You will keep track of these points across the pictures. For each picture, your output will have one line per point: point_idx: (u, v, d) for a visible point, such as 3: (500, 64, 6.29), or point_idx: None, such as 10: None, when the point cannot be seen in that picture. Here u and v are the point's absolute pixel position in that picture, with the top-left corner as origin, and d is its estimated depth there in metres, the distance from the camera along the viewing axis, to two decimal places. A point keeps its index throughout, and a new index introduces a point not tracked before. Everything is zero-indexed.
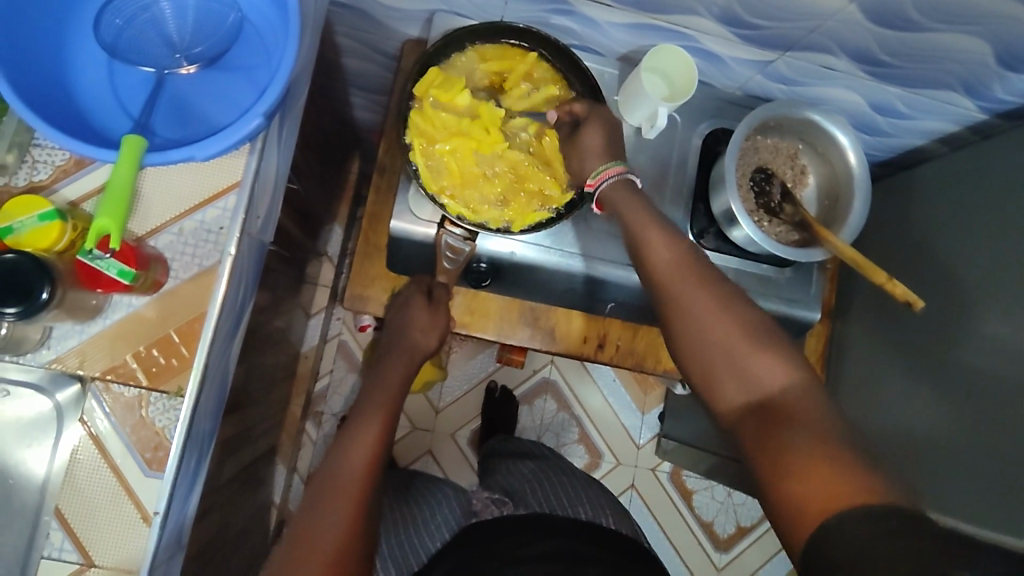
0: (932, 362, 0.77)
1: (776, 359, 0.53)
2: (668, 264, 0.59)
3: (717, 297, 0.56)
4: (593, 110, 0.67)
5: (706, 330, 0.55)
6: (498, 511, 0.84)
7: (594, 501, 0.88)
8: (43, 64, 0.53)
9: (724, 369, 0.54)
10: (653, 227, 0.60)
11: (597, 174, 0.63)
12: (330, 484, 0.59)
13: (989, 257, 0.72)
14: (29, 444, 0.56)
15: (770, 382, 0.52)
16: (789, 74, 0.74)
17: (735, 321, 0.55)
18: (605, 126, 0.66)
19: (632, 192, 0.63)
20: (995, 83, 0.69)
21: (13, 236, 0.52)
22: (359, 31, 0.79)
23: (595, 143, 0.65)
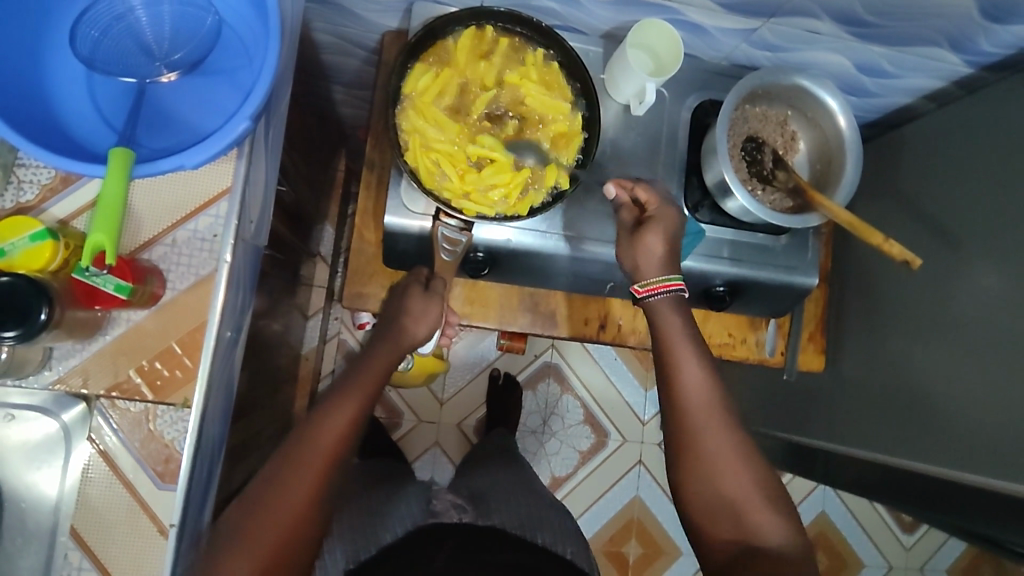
0: (930, 320, 0.77)
1: (777, 517, 0.60)
2: (699, 403, 0.63)
3: (733, 445, 0.61)
4: (662, 210, 0.67)
5: (721, 477, 0.61)
6: (457, 517, 0.86)
7: (556, 529, 0.88)
8: (21, 82, 0.52)
9: (727, 513, 0.60)
10: (694, 361, 0.64)
11: (649, 285, 0.65)
12: (299, 452, 0.57)
13: (982, 212, 0.72)
14: (39, 466, 0.57)
15: (767, 536, 0.59)
16: (775, 40, 0.74)
17: (748, 478, 0.61)
18: (667, 230, 0.66)
19: (682, 313, 0.65)
20: (981, 36, 0.69)
21: (5, 259, 0.51)
22: (338, 26, 0.78)
23: (656, 248, 0.65)
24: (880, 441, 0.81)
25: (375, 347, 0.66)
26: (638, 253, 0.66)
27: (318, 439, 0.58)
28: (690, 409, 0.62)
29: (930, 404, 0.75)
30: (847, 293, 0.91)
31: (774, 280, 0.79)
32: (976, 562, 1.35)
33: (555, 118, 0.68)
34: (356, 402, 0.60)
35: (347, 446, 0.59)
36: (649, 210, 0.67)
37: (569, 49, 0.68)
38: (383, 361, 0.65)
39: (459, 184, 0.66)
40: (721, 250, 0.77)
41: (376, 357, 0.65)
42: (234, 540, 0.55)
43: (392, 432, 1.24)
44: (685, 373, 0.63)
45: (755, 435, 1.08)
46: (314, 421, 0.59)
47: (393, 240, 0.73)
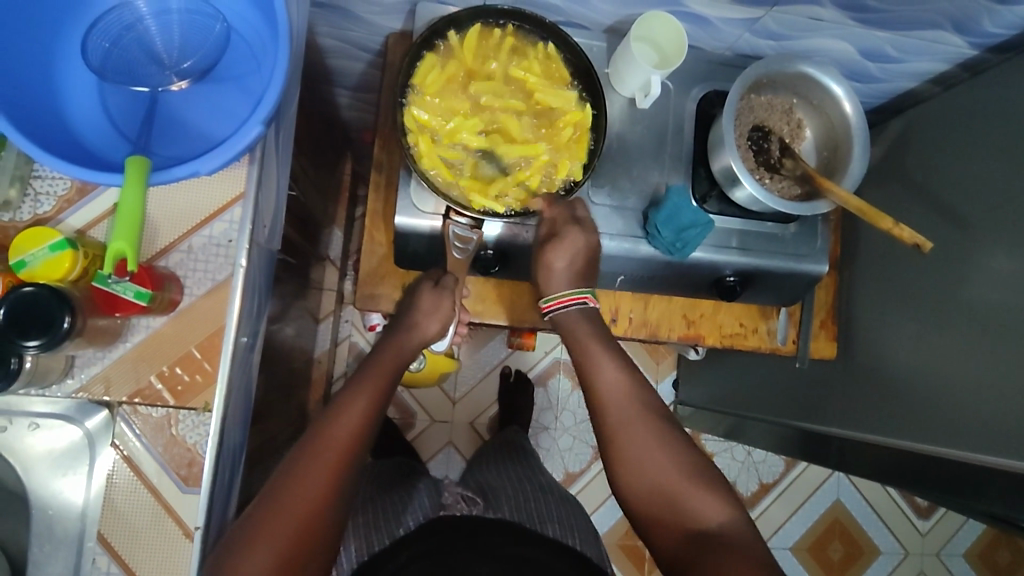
0: (941, 303, 0.77)
1: (712, 498, 0.60)
2: (618, 403, 0.65)
3: (659, 438, 0.63)
4: (568, 228, 0.69)
5: (650, 470, 0.62)
6: (466, 509, 0.87)
7: (564, 521, 0.89)
8: (37, 95, 0.52)
9: (660, 505, 0.61)
10: (608, 362, 0.67)
11: (552, 300, 0.69)
12: (315, 446, 0.58)
13: (990, 194, 0.72)
14: (65, 473, 0.57)
15: (705, 517, 0.60)
16: (778, 29, 0.74)
17: (678, 463, 0.62)
18: (572, 250, 0.68)
19: (587, 321, 0.69)
20: (985, 18, 0.69)
21: (27, 269, 0.52)
22: (342, 29, 0.78)
23: (558, 265, 0.69)
24: (898, 426, 0.81)
25: (381, 349, 0.69)
26: (547, 271, 0.69)
27: (333, 432, 0.59)
28: (613, 412, 0.65)
29: (944, 387, 0.75)
30: (858, 280, 0.90)
31: (784, 268, 0.79)
32: (993, 545, 1.35)
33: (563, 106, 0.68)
34: (367, 398, 0.62)
35: (364, 438, 0.60)
36: (557, 227, 0.69)
37: (567, 41, 0.69)
38: (391, 362, 0.67)
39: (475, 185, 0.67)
40: (729, 240, 0.77)
41: (382, 359, 0.67)
42: (253, 534, 0.54)
43: (406, 432, 1.24)
44: (604, 377, 0.66)
45: (769, 425, 1.08)
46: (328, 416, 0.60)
47: (404, 240, 0.73)
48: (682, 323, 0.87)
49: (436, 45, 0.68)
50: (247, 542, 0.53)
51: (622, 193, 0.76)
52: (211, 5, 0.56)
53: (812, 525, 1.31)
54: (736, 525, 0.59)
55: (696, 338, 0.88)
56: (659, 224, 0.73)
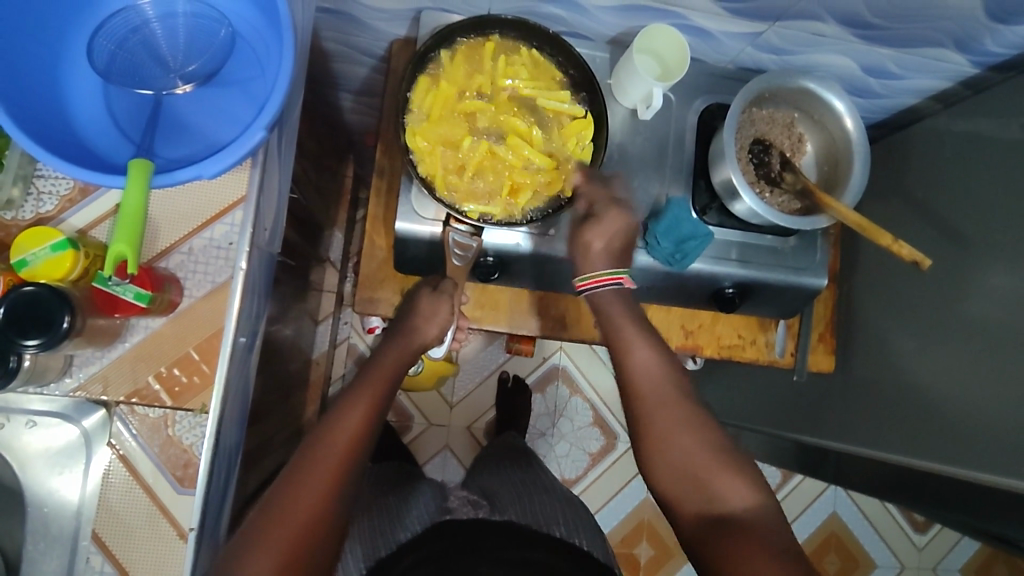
0: (940, 319, 0.77)
1: (740, 481, 0.59)
2: (649, 382, 0.65)
3: (688, 419, 0.63)
4: (606, 209, 0.69)
5: (676, 451, 0.61)
6: (472, 512, 0.88)
7: (571, 523, 0.89)
8: (43, 95, 0.53)
9: (685, 487, 0.61)
10: (641, 341, 0.67)
11: (589, 279, 0.68)
12: (318, 451, 0.58)
13: (990, 212, 0.72)
14: (61, 471, 0.58)
15: (730, 501, 0.59)
16: (780, 44, 0.75)
17: (706, 444, 0.61)
18: (611, 231, 0.69)
19: (623, 302, 0.69)
20: (986, 37, 0.70)
21: (28, 268, 0.52)
22: (347, 35, 0.79)
23: (595, 245, 0.69)
24: (892, 440, 0.81)
25: (382, 354, 0.70)
26: (582, 252, 0.70)
27: (334, 436, 0.59)
28: (642, 393, 0.65)
29: (942, 402, 0.75)
30: (857, 294, 0.91)
31: (783, 281, 0.79)
32: (989, 562, 1.34)
33: (564, 108, 0.69)
34: (367, 403, 0.63)
35: (365, 442, 0.61)
36: (594, 206, 0.69)
37: (570, 51, 0.69)
38: (389, 367, 0.68)
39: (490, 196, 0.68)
40: (728, 252, 0.77)
41: (383, 363, 0.68)
42: (256, 539, 0.53)
43: (403, 435, 1.25)
44: (635, 356, 0.66)
45: (766, 436, 1.08)
46: (329, 421, 0.61)
47: (405, 246, 0.74)
48: (680, 333, 0.88)
49: (436, 55, 0.68)
50: (251, 546, 0.53)
51: None
52: (216, 9, 0.57)
53: (809, 537, 1.31)
54: (762, 509, 0.58)
55: (694, 349, 0.88)
56: (658, 235, 0.74)
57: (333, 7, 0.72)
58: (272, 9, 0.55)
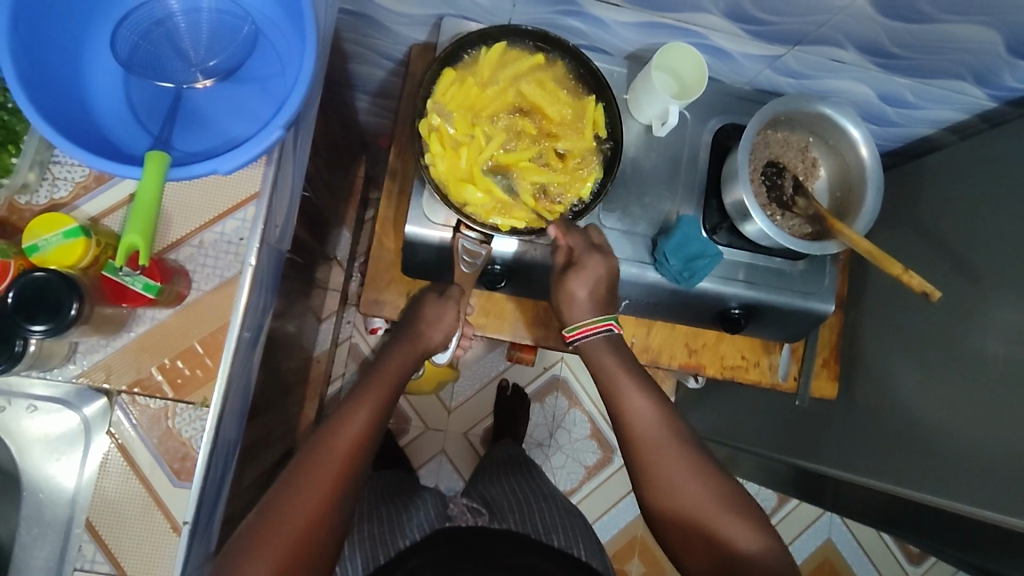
0: (946, 353, 0.77)
1: (740, 520, 0.64)
2: (650, 431, 0.68)
3: (690, 464, 0.66)
4: (588, 256, 0.69)
5: (683, 497, 0.65)
6: (472, 520, 0.88)
7: (570, 531, 0.89)
8: (65, 81, 0.53)
9: (690, 533, 0.65)
10: (636, 392, 0.69)
11: (576, 329, 0.71)
12: (314, 461, 0.60)
13: (998, 249, 0.72)
14: (59, 457, 0.58)
15: (736, 545, 0.63)
16: (799, 68, 0.75)
17: (704, 486, 0.65)
18: (594, 277, 0.69)
19: (614, 351, 0.71)
20: (1005, 72, 0.70)
21: (39, 255, 0.52)
22: (367, 37, 0.79)
23: (579, 294, 0.70)
24: (891, 471, 0.81)
25: (390, 356, 0.70)
26: (569, 300, 0.70)
27: (334, 440, 0.61)
28: (641, 440, 0.68)
29: (942, 436, 0.75)
30: (864, 322, 0.90)
31: (789, 305, 0.79)
32: None
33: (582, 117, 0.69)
34: (369, 411, 0.64)
35: (365, 447, 0.62)
36: (575, 255, 0.69)
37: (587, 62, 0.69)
38: (390, 373, 0.69)
39: (501, 203, 0.67)
40: (736, 272, 0.77)
41: (386, 368, 0.69)
42: (256, 541, 0.56)
43: (400, 438, 1.24)
44: (632, 407, 0.69)
45: (765, 459, 1.08)
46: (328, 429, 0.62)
47: (413, 250, 0.74)
48: (683, 351, 0.87)
49: (456, 64, 0.69)
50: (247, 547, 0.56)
51: (632, 219, 0.77)
52: (240, 7, 0.57)
53: (803, 562, 1.30)
54: (766, 547, 0.63)
55: (697, 367, 0.88)
56: (667, 253, 0.73)
57: (355, 8, 0.73)
58: (295, 8, 0.55)
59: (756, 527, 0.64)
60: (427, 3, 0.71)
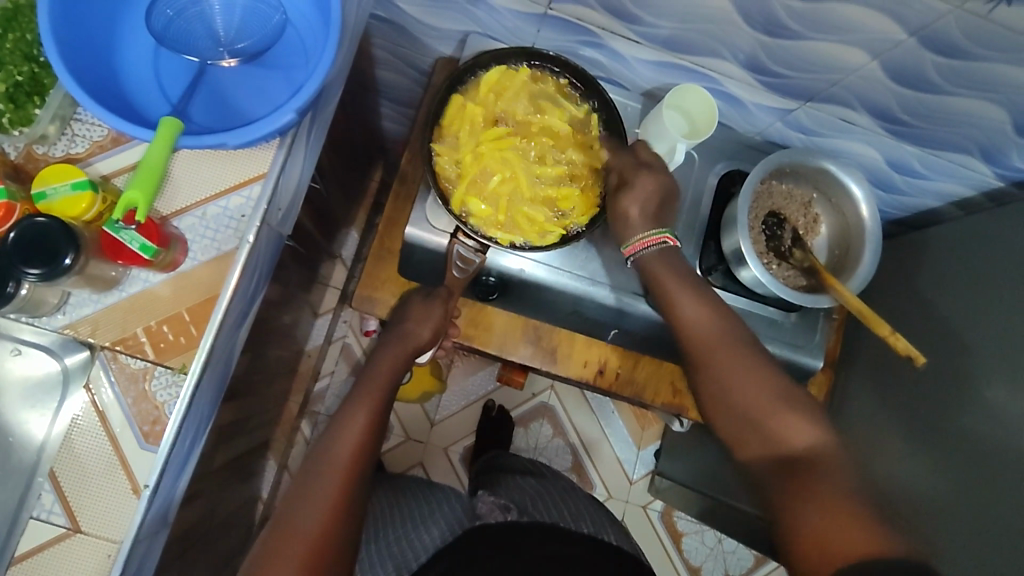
0: (935, 422, 0.76)
1: (797, 417, 0.58)
2: (702, 334, 0.64)
3: (742, 359, 0.62)
4: (637, 175, 0.67)
5: (735, 389, 0.61)
6: (501, 516, 0.81)
7: (598, 518, 0.86)
8: (97, 46, 0.56)
9: (741, 422, 0.60)
10: (689, 295, 0.66)
11: (632, 243, 0.67)
12: (319, 468, 0.59)
13: (994, 325, 0.72)
14: (33, 406, 0.58)
15: (786, 429, 0.58)
16: (810, 124, 0.77)
17: (766, 388, 0.60)
18: (644, 196, 0.67)
19: (668, 262, 0.67)
20: (1012, 151, 0.70)
21: (46, 202, 0.54)
22: (396, 45, 0.82)
23: (632, 212, 0.67)
24: None
25: (381, 354, 0.70)
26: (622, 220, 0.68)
27: (336, 449, 0.60)
28: (698, 338, 0.65)
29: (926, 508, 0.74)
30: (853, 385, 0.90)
31: (779, 355, 0.79)
32: None
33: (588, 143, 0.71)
34: (367, 409, 0.64)
35: (367, 452, 0.61)
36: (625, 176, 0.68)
37: (595, 85, 0.70)
38: (385, 377, 0.67)
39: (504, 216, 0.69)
40: None
41: (377, 372, 0.68)
42: (273, 551, 0.54)
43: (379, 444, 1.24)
44: (684, 311, 0.66)
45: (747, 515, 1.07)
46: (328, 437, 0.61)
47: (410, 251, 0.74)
48: (669, 390, 0.84)
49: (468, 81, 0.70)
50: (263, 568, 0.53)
51: None
52: None
53: None
54: (825, 443, 0.56)
55: (681, 408, 0.84)
56: None
57: (386, 16, 0.75)
58: (326, 5, 0.58)
59: (813, 417, 0.58)
60: (455, 19, 0.74)
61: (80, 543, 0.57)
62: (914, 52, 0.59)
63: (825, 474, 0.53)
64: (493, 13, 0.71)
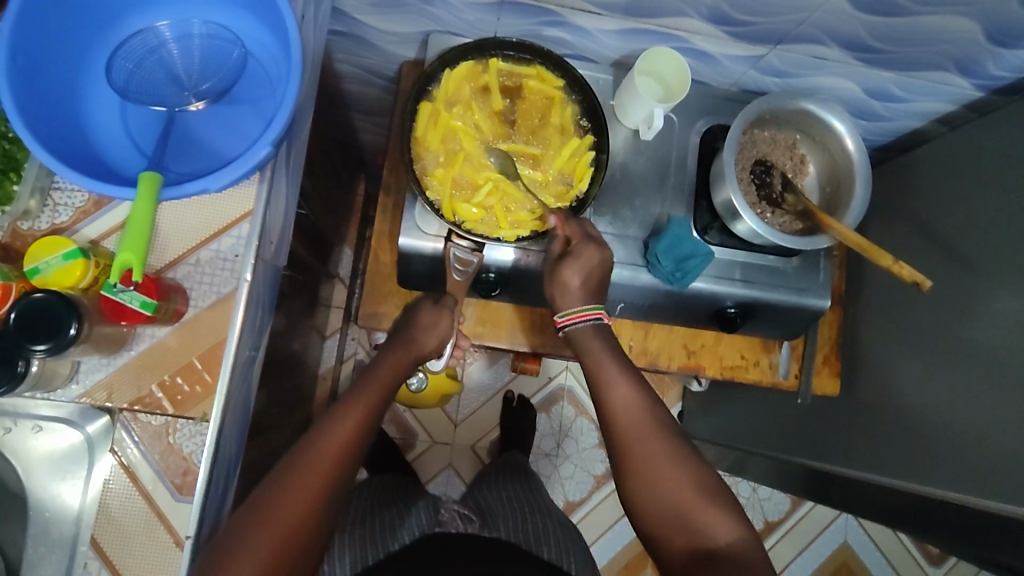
0: (948, 340, 0.77)
1: (723, 515, 0.57)
2: (629, 421, 0.62)
3: (672, 452, 0.60)
4: (583, 245, 0.66)
5: (662, 486, 0.59)
6: (462, 526, 0.85)
7: (562, 544, 0.85)
8: (62, 111, 0.55)
9: (667, 521, 0.59)
10: (619, 377, 0.64)
11: (567, 315, 0.66)
12: (300, 463, 0.58)
13: (994, 237, 0.72)
14: (64, 477, 0.59)
15: (714, 534, 0.57)
16: (783, 67, 0.76)
17: (695, 483, 0.59)
18: (588, 266, 0.66)
19: (603, 338, 0.66)
20: (988, 61, 0.70)
21: (40, 277, 0.53)
22: (359, 57, 0.82)
23: (572, 282, 0.66)
24: (895, 465, 0.81)
25: (388, 350, 0.69)
26: (559, 287, 0.67)
27: (322, 446, 0.59)
28: (622, 425, 0.62)
29: (947, 431, 0.74)
30: (864, 317, 0.91)
31: (786, 302, 0.79)
32: None
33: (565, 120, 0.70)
34: (359, 412, 0.62)
35: (351, 457, 0.60)
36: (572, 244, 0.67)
37: (553, 57, 0.69)
38: (383, 378, 0.66)
39: (499, 214, 0.68)
40: (733, 271, 0.78)
41: (377, 373, 0.66)
42: (239, 542, 0.54)
43: (407, 452, 1.25)
44: (614, 393, 0.63)
45: (775, 462, 1.08)
46: (317, 428, 0.60)
47: (407, 262, 0.75)
48: (682, 353, 0.88)
49: (430, 89, 0.69)
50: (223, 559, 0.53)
51: (623, 222, 0.77)
52: (232, 31, 0.59)
53: (819, 568, 1.29)
54: (748, 547, 0.56)
55: (697, 369, 0.89)
56: (659, 254, 0.74)
57: (344, 29, 0.75)
58: (282, 30, 0.57)
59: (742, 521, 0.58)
60: (414, 21, 0.73)
61: None
62: None
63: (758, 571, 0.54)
64: (452, 9, 0.70)
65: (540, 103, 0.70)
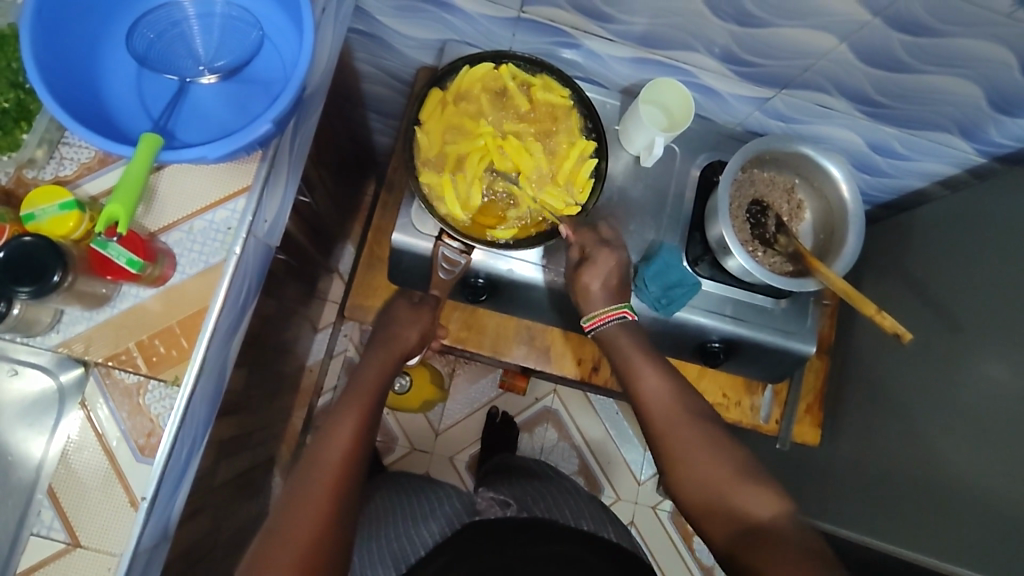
0: (931, 401, 0.76)
1: (760, 492, 0.57)
2: (662, 409, 0.64)
3: (708, 437, 0.61)
4: (599, 251, 0.71)
5: (700, 467, 0.59)
6: (500, 511, 0.80)
7: (597, 518, 0.85)
8: (80, 70, 0.57)
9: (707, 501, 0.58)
10: (649, 369, 0.66)
11: (593, 318, 0.69)
12: (308, 476, 0.57)
13: (985, 301, 0.72)
14: (31, 425, 0.59)
15: (756, 510, 0.56)
16: (788, 112, 0.78)
17: (731, 464, 0.59)
18: (606, 271, 0.70)
19: (630, 336, 0.69)
20: (991, 127, 0.71)
21: (33, 223, 0.55)
22: (378, 58, 0.84)
23: (593, 287, 0.70)
24: (873, 524, 0.80)
25: (373, 353, 0.71)
26: (582, 295, 0.71)
27: (326, 455, 0.59)
28: (656, 413, 0.63)
29: (925, 491, 0.73)
30: (851, 370, 0.90)
31: (772, 343, 0.79)
32: None
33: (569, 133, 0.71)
34: (354, 418, 0.62)
35: (355, 461, 0.60)
36: (587, 251, 0.71)
37: (560, 73, 0.71)
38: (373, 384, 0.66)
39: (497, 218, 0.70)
40: (723, 307, 0.78)
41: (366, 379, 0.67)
42: (268, 552, 0.53)
43: (385, 456, 1.24)
44: (645, 383, 0.65)
45: None
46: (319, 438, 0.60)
47: (399, 258, 0.76)
48: None
49: (441, 90, 0.71)
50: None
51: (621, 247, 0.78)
52: (252, 14, 0.61)
53: None
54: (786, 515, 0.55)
55: None
56: (646, 279, 0.75)
57: (365, 28, 0.77)
58: (298, 16, 0.59)
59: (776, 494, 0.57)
60: (433, 28, 0.75)
61: (80, 558, 0.58)
62: (881, 32, 0.60)
63: (790, 543, 0.52)
64: (469, 20, 0.72)
65: (548, 113, 0.72)
